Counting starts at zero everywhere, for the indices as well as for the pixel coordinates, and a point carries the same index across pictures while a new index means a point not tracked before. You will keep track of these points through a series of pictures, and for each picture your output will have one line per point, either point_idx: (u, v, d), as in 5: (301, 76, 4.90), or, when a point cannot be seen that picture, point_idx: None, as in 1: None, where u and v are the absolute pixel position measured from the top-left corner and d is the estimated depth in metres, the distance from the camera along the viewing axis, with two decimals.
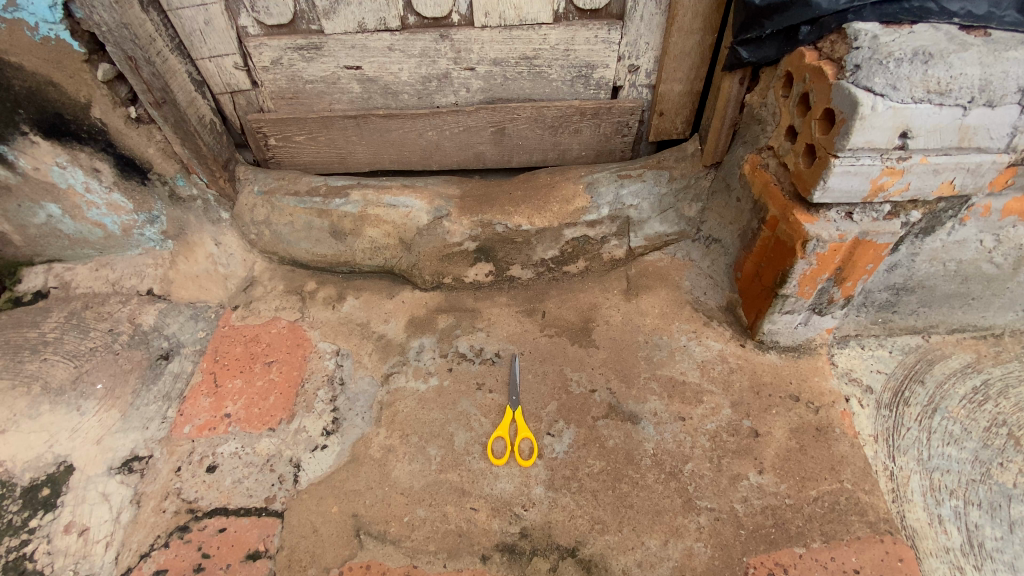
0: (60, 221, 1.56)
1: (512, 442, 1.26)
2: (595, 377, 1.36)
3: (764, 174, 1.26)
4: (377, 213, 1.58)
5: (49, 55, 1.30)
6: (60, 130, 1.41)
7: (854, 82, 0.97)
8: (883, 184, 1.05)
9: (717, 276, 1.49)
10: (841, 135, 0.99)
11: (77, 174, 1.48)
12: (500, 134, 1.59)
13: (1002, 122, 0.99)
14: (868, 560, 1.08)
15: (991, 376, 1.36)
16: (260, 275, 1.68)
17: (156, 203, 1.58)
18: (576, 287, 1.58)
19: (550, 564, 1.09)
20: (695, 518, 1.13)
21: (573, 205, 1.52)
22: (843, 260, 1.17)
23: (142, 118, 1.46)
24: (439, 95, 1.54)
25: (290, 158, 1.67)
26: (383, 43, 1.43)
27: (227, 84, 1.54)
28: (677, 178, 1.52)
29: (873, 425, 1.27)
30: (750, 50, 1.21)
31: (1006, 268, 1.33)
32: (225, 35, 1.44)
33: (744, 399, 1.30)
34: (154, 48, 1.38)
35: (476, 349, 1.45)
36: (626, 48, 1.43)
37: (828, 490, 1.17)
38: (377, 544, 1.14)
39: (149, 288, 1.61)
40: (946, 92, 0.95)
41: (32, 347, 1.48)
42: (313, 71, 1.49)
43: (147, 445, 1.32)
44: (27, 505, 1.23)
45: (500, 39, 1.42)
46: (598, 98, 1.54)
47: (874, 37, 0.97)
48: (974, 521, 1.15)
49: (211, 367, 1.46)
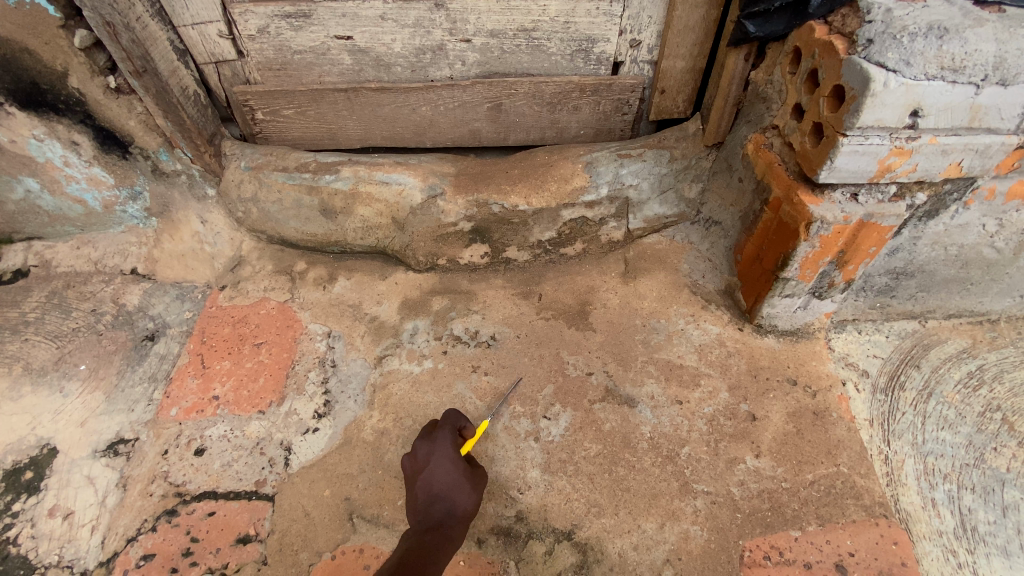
0: (39, 197, 1.50)
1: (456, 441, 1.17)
2: (592, 360, 1.34)
3: (768, 153, 1.23)
4: (369, 190, 1.52)
5: (23, 20, 1.24)
6: (36, 101, 1.35)
7: (866, 57, 0.94)
8: (891, 164, 1.03)
9: (716, 259, 1.47)
10: (851, 113, 0.96)
11: (56, 148, 1.42)
12: (497, 110, 1.55)
13: (1015, 102, 0.97)
14: (863, 543, 1.08)
15: (987, 361, 1.36)
16: (249, 254, 1.63)
17: (138, 178, 1.53)
18: (573, 269, 1.55)
19: (546, 547, 1.09)
20: (692, 501, 1.12)
21: (571, 184, 1.48)
22: (846, 243, 1.15)
23: (121, 88, 1.40)
24: (433, 68, 1.49)
25: (278, 133, 1.61)
26: (376, 11, 1.37)
27: (211, 53, 1.47)
28: (679, 158, 1.49)
29: (869, 409, 1.27)
30: (757, 24, 1.17)
31: (1007, 252, 1.32)
32: (208, 0, 1.36)
33: (742, 382, 1.29)
34: (134, 13, 1.30)
35: (471, 331, 1.43)
36: (628, 21, 1.38)
37: (824, 474, 1.16)
38: (370, 527, 1.13)
39: (133, 267, 1.56)
40: (960, 68, 0.93)
41: (13, 327, 1.44)
42: (302, 41, 1.43)
43: (132, 427, 1.28)
44: (10, 489, 1.20)
45: (498, 9, 1.36)
46: (598, 74, 1.49)
47: (888, 10, 0.94)
48: (968, 505, 1.15)
49: (198, 348, 1.42)
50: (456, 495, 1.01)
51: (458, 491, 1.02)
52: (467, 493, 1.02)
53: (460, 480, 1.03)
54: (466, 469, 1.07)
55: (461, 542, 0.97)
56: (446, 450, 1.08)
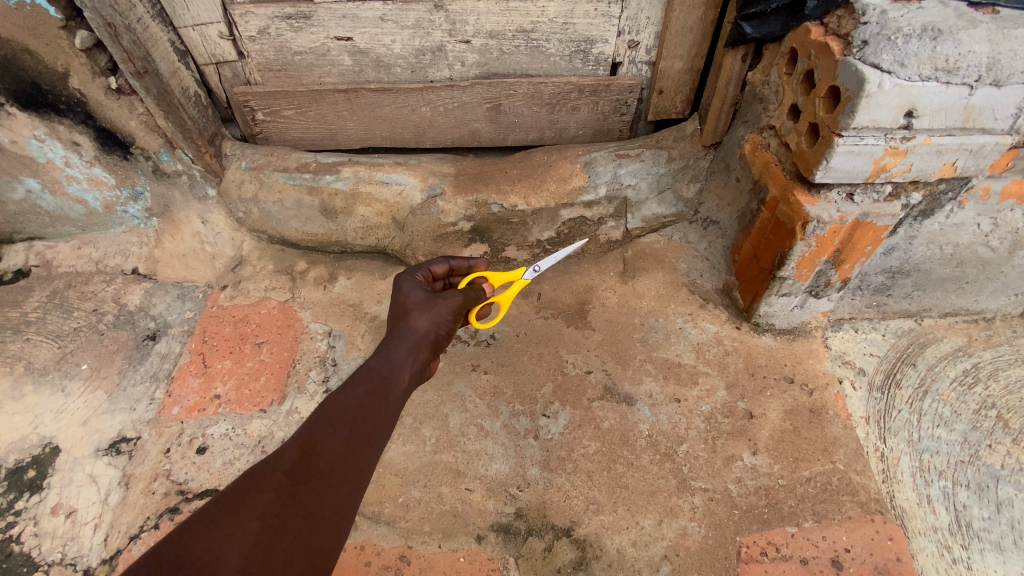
0: (40, 197, 1.51)
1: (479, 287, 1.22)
2: (590, 359, 1.35)
3: (765, 154, 1.24)
4: (368, 190, 1.53)
5: (24, 21, 1.25)
6: (38, 101, 1.35)
7: (861, 58, 0.95)
8: (886, 164, 1.04)
9: (714, 259, 1.48)
10: (846, 113, 0.97)
11: (57, 148, 1.43)
12: (496, 110, 1.56)
13: (1008, 102, 0.98)
14: (858, 539, 1.09)
15: (982, 359, 1.37)
16: (249, 254, 1.63)
17: (139, 178, 1.53)
18: (572, 269, 1.55)
19: (545, 544, 1.10)
20: (690, 498, 1.14)
21: (570, 184, 1.49)
22: (841, 242, 1.16)
23: (122, 89, 1.40)
24: (433, 69, 1.50)
25: (278, 134, 1.62)
26: (376, 13, 1.38)
27: (212, 54, 1.48)
28: (676, 159, 1.50)
29: (865, 407, 1.28)
30: (754, 26, 1.18)
31: (1002, 251, 1.33)
32: (209, 2, 1.37)
33: (739, 380, 1.30)
34: (135, 14, 1.31)
35: (471, 330, 1.44)
36: (626, 22, 1.39)
37: (820, 470, 1.17)
38: (371, 525, 1.14)
39: (134, 267, 1.57)
40: (954, 69, 0.94)
41: (14, 327, 1.44)
42: (302, 42, 1.44)
43: (134, 426, 1.29)
44: (13, 487, 1.21)
45: (497, 10, 1.37)
46: (597, 75, 1.50)
47: (883, 12, 0.95)
48: (962, 501, 1.17)
49: (199, 348, 1.43)
50: (413, 321, 0.94)
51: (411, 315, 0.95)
52: (420, 315, 0.95)
53: (413, 307, 0.96)
54: (433, 294, 1.00)
55: (421, 359, 0.91)
56: (409, 285, 1.02)
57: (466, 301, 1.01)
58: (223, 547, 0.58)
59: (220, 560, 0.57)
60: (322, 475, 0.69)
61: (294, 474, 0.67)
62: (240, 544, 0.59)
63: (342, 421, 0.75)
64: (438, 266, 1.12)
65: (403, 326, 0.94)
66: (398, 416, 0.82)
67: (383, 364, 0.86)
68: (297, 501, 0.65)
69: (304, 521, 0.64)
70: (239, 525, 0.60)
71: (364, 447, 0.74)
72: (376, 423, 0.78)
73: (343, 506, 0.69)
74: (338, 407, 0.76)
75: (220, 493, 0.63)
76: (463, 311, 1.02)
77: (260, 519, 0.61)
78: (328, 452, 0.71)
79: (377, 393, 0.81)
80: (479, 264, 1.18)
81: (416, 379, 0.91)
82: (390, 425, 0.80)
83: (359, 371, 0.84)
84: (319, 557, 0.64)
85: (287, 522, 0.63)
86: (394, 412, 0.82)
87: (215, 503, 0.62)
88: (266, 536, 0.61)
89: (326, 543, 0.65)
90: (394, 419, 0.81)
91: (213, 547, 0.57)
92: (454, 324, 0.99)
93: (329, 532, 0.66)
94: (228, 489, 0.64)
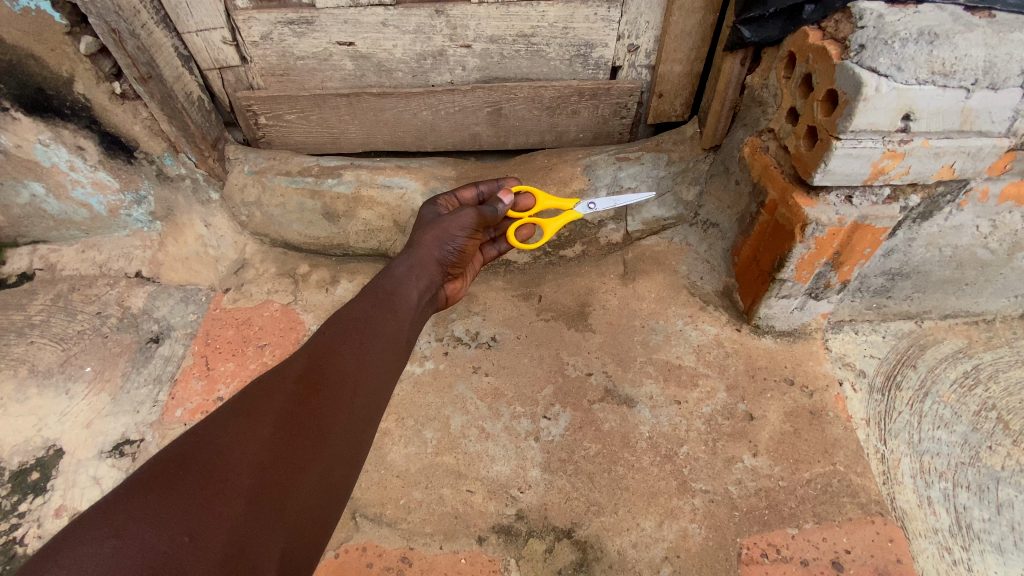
0: (45, 201, 1.52)
1: (530, 213, 1.27)
2: (591, 360, 1.35)
3: (764, 157, 1.25)
4: (371, 194, 1.54)
5: (30, 27, 1.26)
6: (42, 106, 1.37)
7: (858, 62, 0.96)
8: (884, 167, 1.05)
9: (714, 261, 1.48)
10: (844, 117, 0.98)
11: (61, 153, 1.44)
12: (497, 114, 1.57)
13: (1005, 105, 0.99)
14: (858, 540, 1.10)
15: (982, 361, 1.37)
16: (252, 257, 1.64)
17: (143, 183, 1.54)
18: (573, 271, 1.56)
19: (546, 545, 1.10)
20: (690, 499, 1.14)
21: (571, 187, 1.50)
22: (841, 245, 1.17)
23: (126, 94, 1.41)
24: (434, 73, 1.51)
25: (280, 138, 1.63)
26: (377, 18, 1.39)
27: (215, 59, 1.49)
28: (676, 161, 1.51)
29: (865, 409, 1.28)
30: (753, 29, 1.19)
31: (1001, 253, 1.33)
32: (212, 8, 1.39)
33: (739, 382, 1.30)
34: (139, 20, 1.32)
35: (472, 332, 1.44)
36: (626, 26, 1.40)
37: (821, 472, 1.17)
38: (373, 526, 1.15)
39: (137, 270, 1.58)
40: (950, 73, 0.94)
41: (18, 330, 1.46)
42: (304, 47, 1.45)
43: (137, 428, 1.31)
44: (17, 489, 1.23)
45: (498, 15, 1.38)
46: (597, 79, 1.51)
47: (880, 16, 0.96)
48: (962, 503, 1.17)
49: (202, 350, 1.44)
50: (423, 239, 1.05)
51: (421, 231, 1.07)
52: (427, 229, 1.07)
53: (425, 226, 1.09)
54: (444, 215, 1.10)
55: (424, 266, 1.02)
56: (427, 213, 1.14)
57: (480, 217, 1.10)
58: (238, 448, 0.61)
59: (237, 460, 0.60)
60: (330, 385, 0.73)
61: (304, 382, 0.71)
62: (255, 446, 0.62)
63: (345, 337, 0.79)
64: (466, 192, 1.20)
65: (413, 245, 1.05)
66: (404, 333, 0.88)
67: (387, 285, 0.94)
68: (307, 408, 0.69)
69: (316, 427, 0.68)
70: (252, 430, 0.63)
71: (369, 362, 0.79)
72: (380, 338, 0.83)
73: (354, 414, 0.73)
74: (344, 326, 0.81)
75: (229, 404, 0.66)
76: (478, 227, 1.11)
77: (273, 426, 0.65)
78: (335, 365, 0.75)
79: (381, 311, 0.87)
80: (509, 182, 1.25)
81: (426, 291, 1.01)
82: (396, 340, 0.85)
83: (363, 294, 0.90)
84: (333, 460, 0.68)
85: (298, 427, 0.67)
86: (399, 329, 0.87)
87: (225, 412, 0.65)
88: (279, 439, 0.64)
89: (339, 447, 0.69)
90: (399, 336, 0.86)
91: (228, 450, 0.61)
92: (467, 238, 1.09)
93: (342, 437, 0.70)
94: (238, 400, 0.68)
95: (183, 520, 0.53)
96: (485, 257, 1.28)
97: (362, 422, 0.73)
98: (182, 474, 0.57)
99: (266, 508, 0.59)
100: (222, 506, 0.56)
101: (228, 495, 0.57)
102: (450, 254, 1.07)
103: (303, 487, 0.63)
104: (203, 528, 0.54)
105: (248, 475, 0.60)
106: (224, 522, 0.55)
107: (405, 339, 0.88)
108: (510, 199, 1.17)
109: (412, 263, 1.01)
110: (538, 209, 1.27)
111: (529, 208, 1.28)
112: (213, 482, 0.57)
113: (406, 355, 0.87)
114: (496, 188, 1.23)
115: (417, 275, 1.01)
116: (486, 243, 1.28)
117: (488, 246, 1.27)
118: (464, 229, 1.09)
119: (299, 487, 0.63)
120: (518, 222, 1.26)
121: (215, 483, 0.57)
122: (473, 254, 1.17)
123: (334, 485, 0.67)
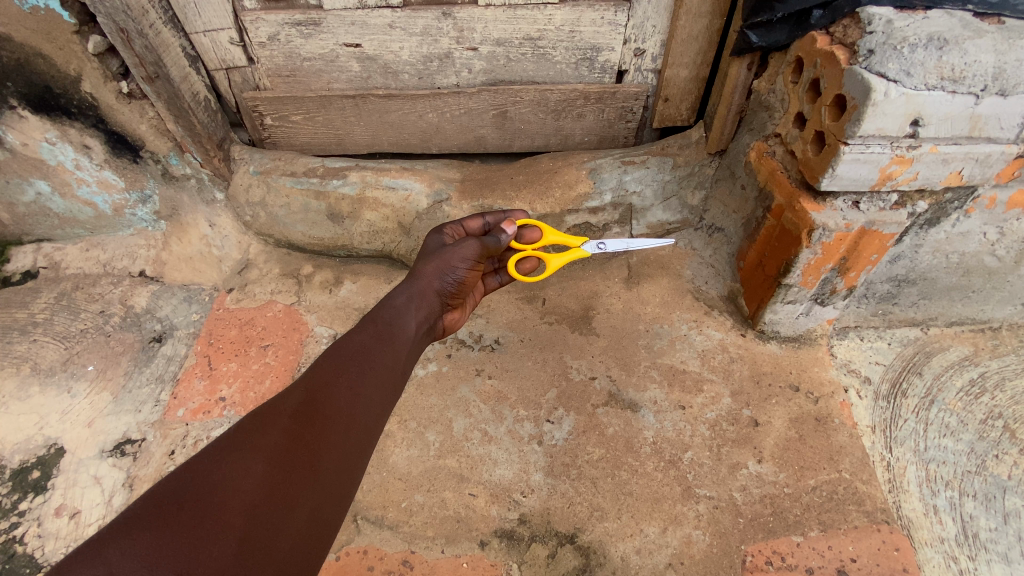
0: (50, 199, 1.53)
1: (534, 246, 1.27)
2: (595, 364, 1.35)
3: (771, 161, 1.24)
4: (376, 195, 1.54)
5: (39, 26, 1.27)
6: (49, 105, 1.37)
7: (867, 67, 0.96)
8: (892, 172, 1.04)
9: (719, 265, 1.47)
10: (852, 122, 0.98)
11: (68, 151, 1.45)
12: (502, 117, 1.57)
13: (1014, 112, 0.98)
14: (865, 548, 1.08)
15: (988, 369, 1.36)
16: (255, 258, 1.64)
17: (148, 182, 1.54)
18: (577, 274, 1.55)
19: (548, 550, 1.09)
20: (694, 506, 1.13)
21: (575, 191, 1.50)
22: (847, 250, 1.16)
23: (133, 93, 1.41)
24: (440, 75, 1.51)
25: (286, 139, 1.63)
26: (384, 20, 1.39)
27: (222, 59, 1.49)
28: (682, 165, 1.50)
29: (871, 416, 1.27)
30: (759, 34, 1.19)
31: (1008, 261, 1.32)
32: (220, 8, 1.39)
33: (744, 388, 1.29)
34: (147, 20, 1.32)
35: (474, 335, 1.44)
36: (632, 30, 1.40)
37: (826, 479, 1.16)
38: (374, 529, 1.14)
39: (141, 270, 1.58)
40: (960, 79, 0.94)
41: (21, 328, 1.46)
42: (311, 48, 1.45)
43: (139, 428, 1.30)
44: (18, 488, 1.23)
45: (505, 18, 1.39)
46: (603, 82, 1.51)
47: (889, 21, 0.96)
48: (969, 512, 1.16)
49: (206, 350, 1.43)
50: (424, 269, 1.04)
51: (424, 259, 1.06)
52: (429, 259, 1.06)
53: (429, 255, 1.07)
54: (447, 246, 1.09)
55: (424, 299, 1.01)
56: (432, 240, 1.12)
57: (483, 248, 1.10)
58: (231, 484, 0.60)
59: (229, 497, 0.59)
60: (325, 418, 0.71)
61: (300, 416, 0.69)
62: (248, 483, 0.61)
63: (342, 370, 0.78)
64: (472, 223, 1.19)
65: (413, 274, 1.04)
66: (401, 363, 0.86)
67: (386, 314, 0.92)
68: (302, 442, 0.67)
69: (311, 461, 0.66)
70: (246, 465, 0.62)
71: (365, 395, 0.77)
72: (377, 370, 0.81)
73: (347, 448, 0.71)
74: (339, 356, 0.80)
75: (225, 435, 0.65)
76: (480, 258, 1.10)
77: (266, 462, 0.63)
78: (331, 398, 0.73)
79: (378, 340, 0.86)
80: (515, 216, 1.23)
81: (424, 322, 0.99)
82: (392, 371, 0.83)
83: (362, 323, 0.88)
84: (326, 495, 0.66)
85: (292, 462, 0.65)
86: (396, 361, 0.85)
87: (220, 443, 0.64)
88: (272, 475, 0.63)
89: (332, 482, 0.67)
90: (395, 367, 0.84)
91: (222, 486, 0.59)
92: (468, 269, 1.08)
93: (335, 471, 0.68)
94: (234, 431, 0.66)
95: (173, 560, 0.53)
96: (488, 288, 1.26)
97: (355, 458, 0.71)
98: (175, 511, 0.56)
99: (257, 548, 0.57)
100: (212, 545, 0.55)
101: (219, 534, 0.56)
102: (449, 285, 1.06)
103: (295, 523, 0.62)
104: (192, 568, 0.53)
105: (239, 512, 0.58)
106: (213, 561, 0.54)
107: (401, 370, 0.86)
108: (514, 230, 1.17)
109: (412, 292, 0.99)
110: (542, 243, 1.28)
111: (534, 241, 1.28)
112: (204, 519, 0.56)
113: (402, 387, 0.85)
114: (502, 220, 1.22)
115: (417, 304, 0.99)
116: (488, 273, 1.27)
117: (489, 277, 1.26)
118: (466, 260, 1.08)
119: (292, 522, 0.61)
120: (522, 253, 1.25)
121: (206, 522, 0.56)
122: (473, 285, 1.16)
123: (326, 522, 0.65)
